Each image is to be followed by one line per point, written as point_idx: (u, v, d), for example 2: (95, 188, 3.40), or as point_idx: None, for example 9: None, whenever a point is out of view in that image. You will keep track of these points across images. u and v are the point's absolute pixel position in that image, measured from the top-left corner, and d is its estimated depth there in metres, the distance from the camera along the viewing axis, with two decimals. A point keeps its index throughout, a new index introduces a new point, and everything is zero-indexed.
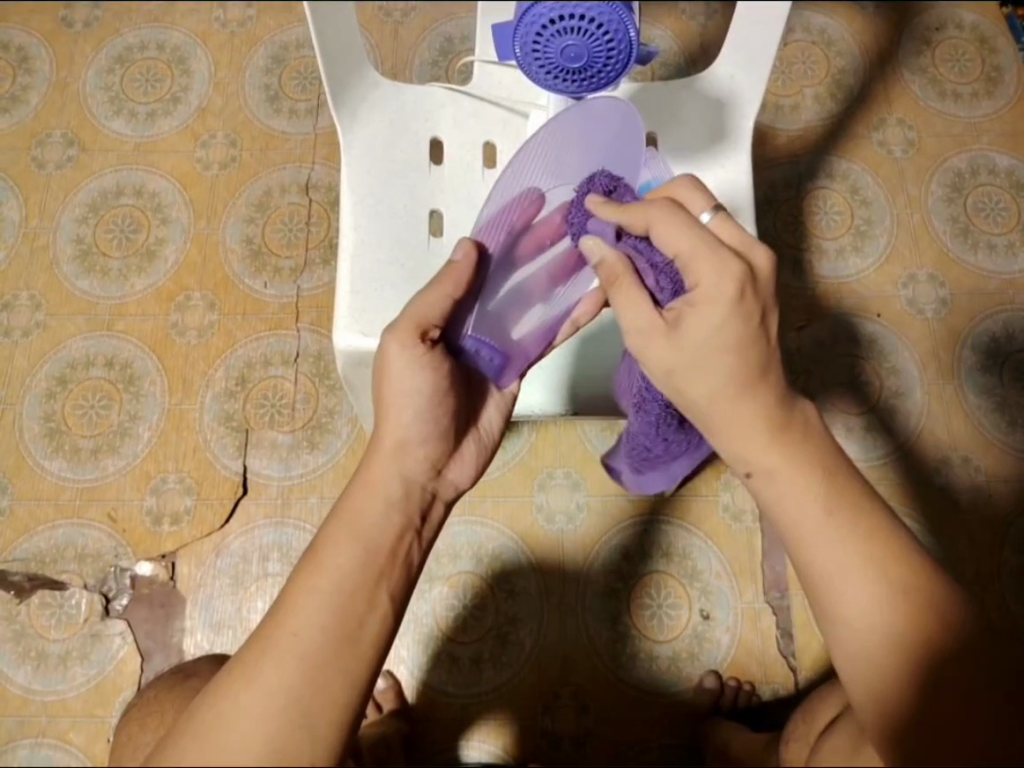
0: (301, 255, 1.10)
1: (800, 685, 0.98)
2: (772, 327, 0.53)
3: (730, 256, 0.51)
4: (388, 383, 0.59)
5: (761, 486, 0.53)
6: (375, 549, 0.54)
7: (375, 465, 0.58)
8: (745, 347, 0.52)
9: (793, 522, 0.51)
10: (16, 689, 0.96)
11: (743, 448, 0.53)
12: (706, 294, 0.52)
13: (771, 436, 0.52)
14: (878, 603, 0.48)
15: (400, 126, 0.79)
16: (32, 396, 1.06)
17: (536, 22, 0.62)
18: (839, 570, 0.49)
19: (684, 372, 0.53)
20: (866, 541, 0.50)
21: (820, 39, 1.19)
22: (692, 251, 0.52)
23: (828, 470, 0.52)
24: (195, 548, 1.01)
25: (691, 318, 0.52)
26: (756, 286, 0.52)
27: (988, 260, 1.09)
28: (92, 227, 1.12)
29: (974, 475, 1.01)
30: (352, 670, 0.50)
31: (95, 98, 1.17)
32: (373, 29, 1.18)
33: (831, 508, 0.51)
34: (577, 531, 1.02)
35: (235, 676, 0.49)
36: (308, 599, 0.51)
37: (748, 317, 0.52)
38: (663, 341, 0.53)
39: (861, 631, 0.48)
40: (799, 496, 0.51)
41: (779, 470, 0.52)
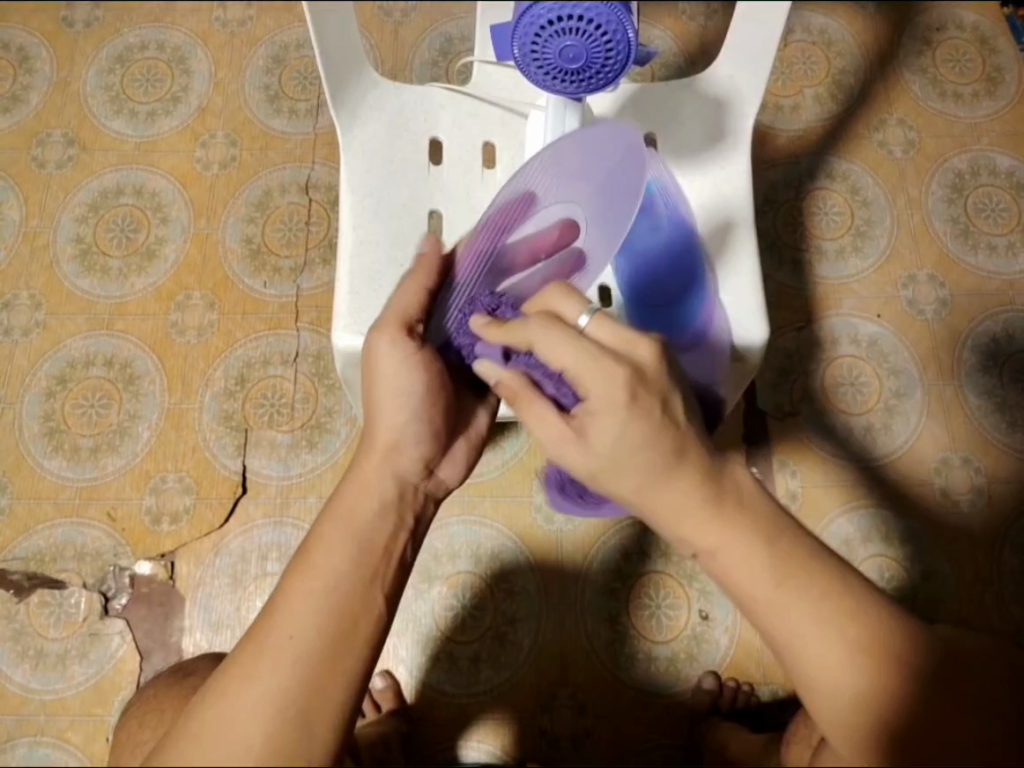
0: (301, 255, 1.10)
1: (799, 686, 0.98)
2: (676, 411, 0.52)
3: (615, 364, 0.51)
4: (379, 379, 0.59)
5: (710, 563, 0.52)
6: (368, 549, 0.54)
7: (368, 464, 0.58)
8: (656, 435, 0.51)
9: (749, 593, 0.50)
10: (15, 687, 0.96)
11: (682, 525, 0.51)
12: (599, 403, 0.51)
13: (707, 506, 0.51)
14: (845, 665, 0.48)
15: (400, 126, 0.79)
16: (31, 395, 1.06)
17: (534, 23, 0.62)
18: (801, 637, 0.49)
19: (607, 475, 0.52)
20: (820, 603, 0.49)
21: (821, 39, 1.18)
22: (576, 366, 0.52)
23: (769, 535, 0.50)
24: (195, 547, 1.01)
25: (596, 426, 0.51)
26: (646, 383, 0.51)
27: (989, 261, 1.09)
28: (92, 226, 1.12)
29: (974, 476, 1.01)
30: (348, 670, 0.50)
31: (95, 98, 1.17)
32: (373, 29, 1.18)
33: (783, 577, 0.49)
34: (576, 531, 1.02)
35: (229, 678, 0.49)
36: (303, 601, 0.50)
37: (645, 414, 0.51)
38: (574, 447, 0.53)
39: (827, 692, 0.48)
40: (751, 571, 0.50)
41: (720, 546, 0.51)
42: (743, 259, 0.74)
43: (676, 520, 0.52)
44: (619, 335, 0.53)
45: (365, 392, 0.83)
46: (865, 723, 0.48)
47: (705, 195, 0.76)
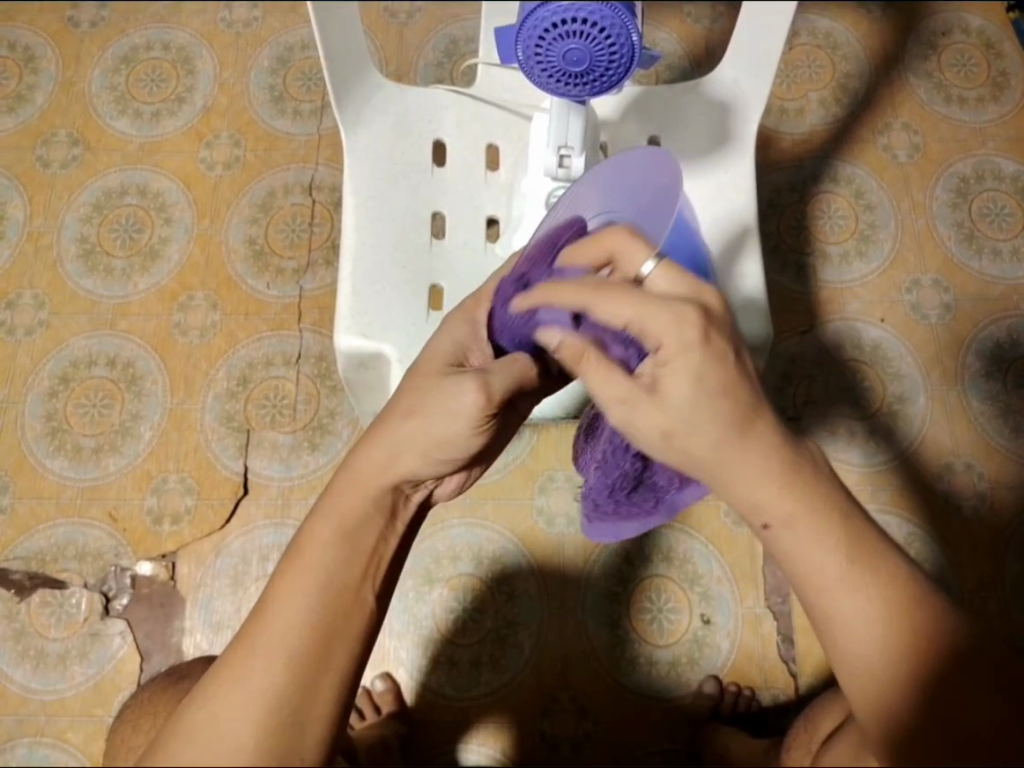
0: (304, 256, 1.10)
1: (800, 692, 0.98)
2: (747, 362, 0.49)
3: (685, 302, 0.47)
4: (425, 424, 0.55)
5: (781, 538, 0.48)
6: (358, 547, 0.53)
7: (363, 467, 0.55)
8: (730, 384, 0.47)
9: (812, 571, 0.47)
10: (15, 687, 0.96)
11: (750, 496, 0.48)
12: (670, 347, 0.47)
13: (782, 480, 0.47)
14: (888, 652, 0.46)
15: (404, 128, 0.80)
16: (34, 395, 1.06)
17: (539, 25, 0.62)
18: (862, 622, 0.46)
19: (683, 430, 0.47)
20: (887, 590, 0.46)
21: (826, 42, 1.18)
22: (636, 314, 0.48)
23: (844, 512, 0.48)
24: (196, 548, 1.01)
25: (669, 377, 0.47)
26: (717, 327, 0.48)
27: (993, 266, 1.09)
28: (96, 226, 1.12)
29: (977, 481, 1.00)
30: (341, 664, 0.49)
31: (100, 98, 1.17)
32: (378, 31, 1.18)
33: (854, 558, 0.47)
34: (578, 534, 1.02)
35: (222, 677, 0.48)
36: (295, 596, 0.50)
37: (720, 359, 0.47)
38: (648, 405, 0.48)
39: (875, 677, 0.46)
40: (818, 548, 0.47)
41: (797, 517, 0.47)
42: (751, 260, 0.74)
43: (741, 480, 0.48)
44: (684, 283, 0.50)
45: (367, 395, 0.83)
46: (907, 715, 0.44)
47: (711, 198, 0.76)
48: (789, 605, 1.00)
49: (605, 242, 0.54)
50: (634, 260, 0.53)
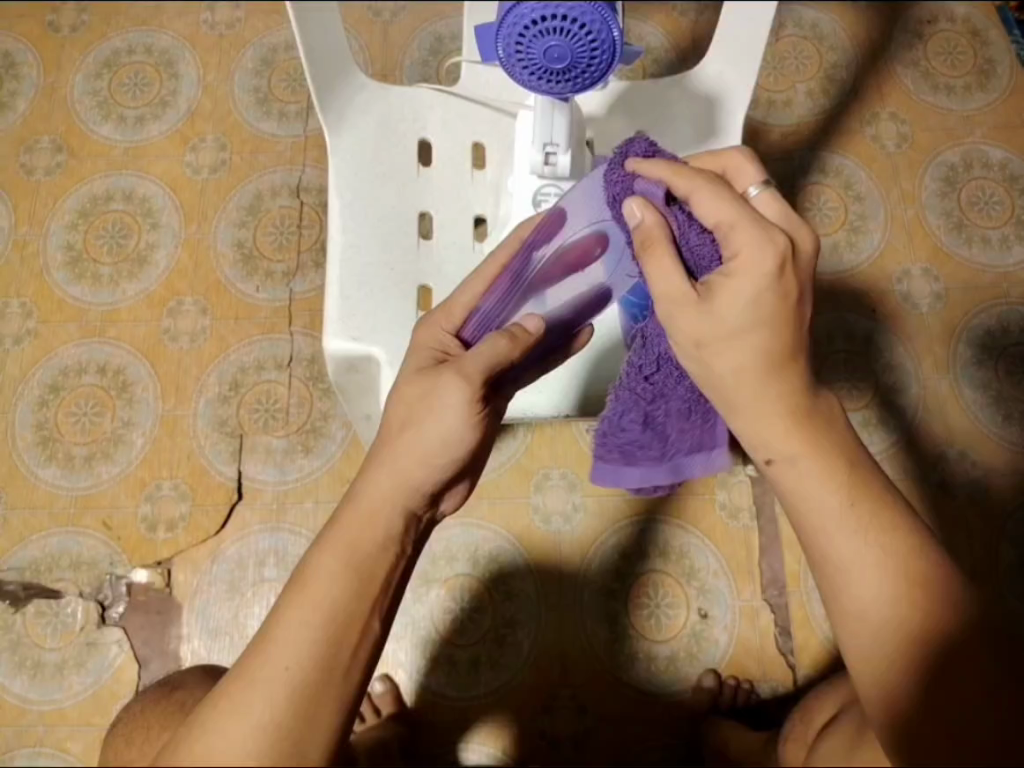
0: (293, 258, 1.09)
1: (799, 683, 0.98)
2: (806, 309, 0.52)
3: (776, 231, 0.50)
4: (426, 428, 0.56)
5: (782, 474, 0.52)
6: (368, 577, 0.52)
7: (372, 491, 0.55)
8: (780, 323, 0.50)
9: (814, 510, 0.50)
10: (13, 698, 0.95)
11: (762, 434, 0.52)
12: (747, 265, 0.50)
13: (788, 424, 0.51)
14: (892, 599, 0.47)
15: (389, 127, 0.79)
16: (24, 404, 1.05)
17: (519, 22, 0.61)
18: (855, 561, 0.49)
19: (715, 344, 0.51)
20: (885, 532, 0.49)
21: (812, 33, 1.18)
22: (734, 222, 0.50)
23: (852, 462, 0.51)
24: (191, 555, 1.00)
25: (727, 291, 0.50)
26: (796, 263, 0.51)
27: (982, 253, 1.09)
28: (82, 232, 1.11)
29: (971, 469, 1.01)
30: (342, 695, 0.49)
31: (83, 103, 1.16)
32: (362, 29, 1.18)
33: (855, 498, 0.50)
34: (574, 532, 1.02)
35: (219, 710, 0.47)
36: (300, 630, 0.49)
37: (784, 293, 0.50)
38: (693, 311, 0.51)
39: (867, 618, 0.48)
40: (820, 488, 0.50)
41: (803, 455, 0.51)
42: None
43: (753, 422, 0.52)
44: (785, 217, 0.53)
45: (359, 399, 0.83)
46: (881, 657, 0.47)
47: None
48: (786, 597, 1.00)
49: (720, 157, 0.57)
50: (744, 179, 0.56)
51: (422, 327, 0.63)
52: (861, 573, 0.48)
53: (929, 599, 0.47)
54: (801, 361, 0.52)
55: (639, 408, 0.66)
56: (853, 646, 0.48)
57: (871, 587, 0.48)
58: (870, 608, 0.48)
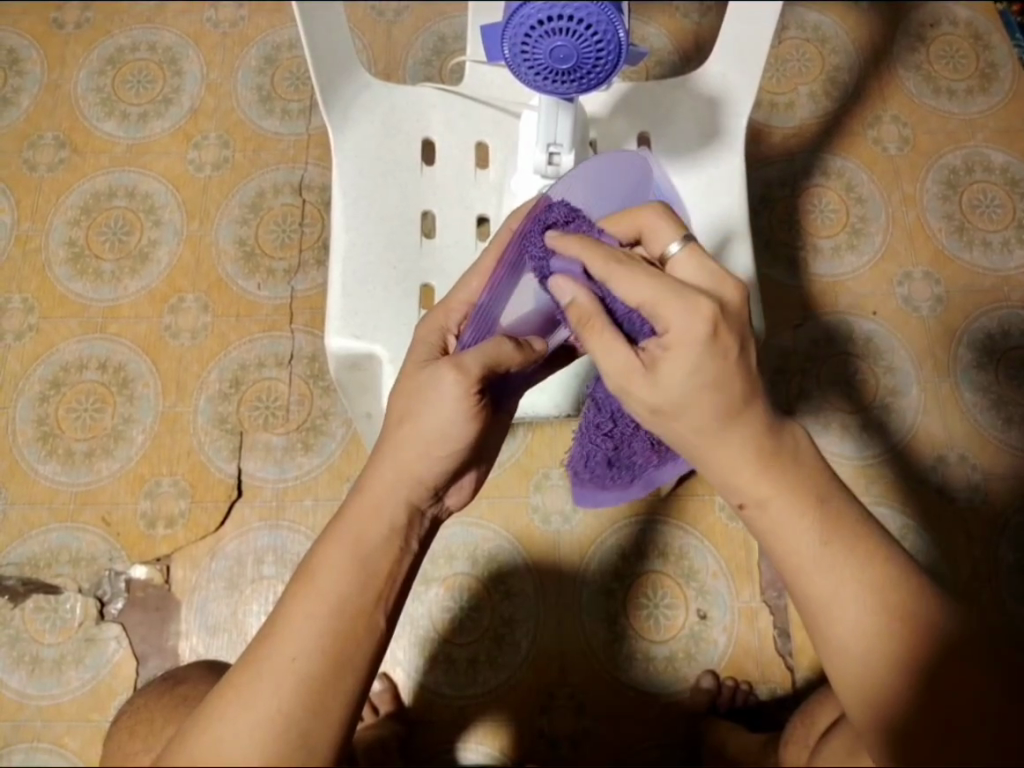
0: (294, 256, 1.10)
1: (798, 685, 0.98)
2: (752, 358, 0.50)
3: (699, 295, 0.48)
4: (423, 422, 0.56)
5: (756, 518, 0.50)
6: (372, 573, 0.52)
7: (376, 486, 0.55)
8: (727, 380, 0.48)
9: (788, 549, 0.49)
10: (11, 693, 0.95)
11: (727, 473, 0.50)
12: (678, 338, 0.48)
13: (760, 462, 0.49)
14: (877, 634, 0.46)
15: (392, 126, 0.80)
16: (24, 399, 1.05)
17: (525, 22, 0.61)
18: (835, 600, 0.47)
19: (671, 410, 0.49)
20: (860, 571, 0.47)
21: (815, 36, 1.18)
22: (655, 300, 0.49)
23: (822, 497, 0.49)
24: (190, 551, 1.00)
25: (666, 364, 0.48)
26: (727, 321, 0.49)
27: (983, 257, 1.09)
28: (84, 229, 1.11)
29: (971, 472, 1.01)
30: (348, 687, 0.49)
31: (87, 100, 1.16)
32: (366, 29, 1.18)
33: (829, 536, 0.48)
34: (573, 532, 1.02)
35: (225, 701, 0.48)
36: (305, 622, 0.49)
37: (723, 356, 0.48)
38: (643, 383, 0.49)
39: (854, 658, 0.46)
40: (795, 528, 0.49)
41: (773, 499, 0.49)
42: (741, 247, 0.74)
43: (721, 468, 0.50)
44: (708, 274, 0.52)
45: (359, 397, 0.83)
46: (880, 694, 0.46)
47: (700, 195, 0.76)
48: (785, 598, 1.00)
49: (637, 216, 0.56)
50: (661, 238, 0.55)
51: (422, 324, 0.63)
52: (844, 613, 0.47)
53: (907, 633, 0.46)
54: (759, 401, 0.49)
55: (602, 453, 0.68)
56: (846, 682, 0.47)
57: (856, 633, 0.46)
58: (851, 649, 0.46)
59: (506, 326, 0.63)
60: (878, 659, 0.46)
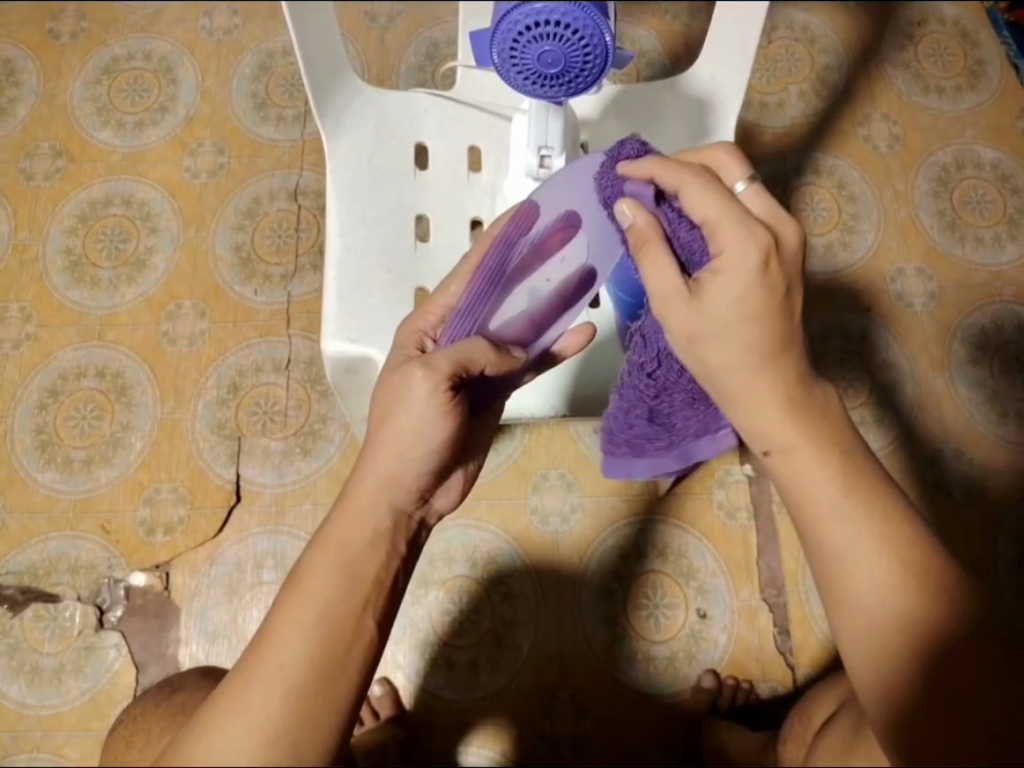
0: (291, 261, 1.10)
1: (798, 683, 0.98)
2: (797, 301, 0.51)
3: (757, 224, 0.50)
4: (398, 422, 0.56)
5: (780, 464, 0.52)
6: (360, 578, 0.53)
7: (361, 489, 0.56)
8: (768, 314, 0.50)
9: (810, 496, 0.51)
10: (11, 703, 0.95)
11: (761, 422, 0.52)
12: (730, 261, 0.50)
13: (788, 408, 0.51)
14: (893, 588, 0.47)
15: (386, 132, 0.80)
16: (23, 408, 1.05)
17: (512, 29, 0.62)
18: (851, 551, 0.49)
19: (709, 339, 0.51)
20: (877, 524, 0.49)
21: (804, 37, 1.19)
22: (718, 218, 0.51)
23: (842, 448, 0.51)
24: (189, 557, 1.00)
25: (715, 288, 0.50)
26: (781, 258, 0.50)
27: (976, 253, 1.09)
28: (81, 238, 1.12)
29: (968, 468, 1.01)
30: (339, 695, 0.49)
31: (83, 109, 1.17)
32: (359, 35, 1.19)
33: (847, 488, 0.50)
34: (572, 532, 1.02)
35: (218, 711, 0.48)
36: (293, 629, 0.49)
37: (770, 289, 0.50)
38: (686, 307, 0.51)
39: (869, 613, 0.47)
40: (817, 474, 0.50)
41: (799, 443, 0.51)
42: None
43: (751, 408, 0.52)
44: (770, 210, 0.53)
45: (356, 399, 0.83)
46: (895, 656, 0.46)
47: None
48: (784, 595, 1.01)
49: (704, 154, 0.56)
50: (729, 176, 0.55)
51: (404, 327, 0.65)
52: (859, 567, 0.48)
53: (920, 590, 0.47)
54: (793, 350, 0.51)
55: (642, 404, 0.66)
56: (856, 654, 0.48)
57: (870, 592, 0.47)
58: (867, 611, 0.47)
59: (492, 328, 0.64)
60: (890, 624, 0.47)
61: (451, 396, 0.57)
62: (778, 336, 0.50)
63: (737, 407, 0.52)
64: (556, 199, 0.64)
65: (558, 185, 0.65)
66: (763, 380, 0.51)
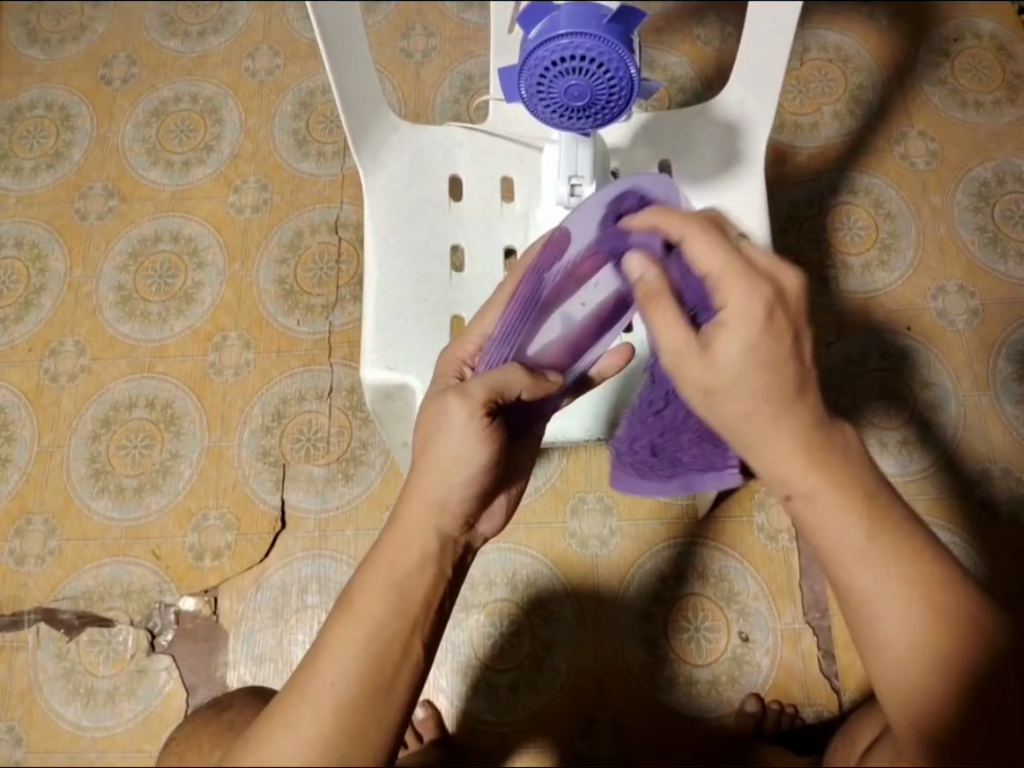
0: (332, 292, 1.13)
1: (845, 708, 0.96)
2: (804, 349, 0.52)
3: (758, 278, 0.51)
4: (439, 447, 0.57)
5: (801, 509, 0.52)
6: (408, 601, 0.54)
7: (410, 512, 0.57)
8: (778, 364, 0.51)
9: (833, 542, 0.51)
10: (67, 725, 0.98)
11: (778, 468, 0.52)
12: (736, 317, 0.51)
13: (807, 458, 0.51)
14: (920, 628, 0.49)
15: (421, 166, 0.82)
16: (79, 438, 1.09)
17: (539, 64, 0.64)
18: (880, 593, 0.50)
19: (723, 390, 0.52)
20: (905, 565, 0.50)
21: (836, 57, 1.19)
22: (723, 275, 0.52)
23: (869, 492, 0.51)
24: (236, 582, 1.03)
25: (723, 342, 0.51)
26: (785, 308, 0.52)
27: (1019, 268, 1.07)
28: (132, 274, 1.16)
29: (1016, 487, 0.99)
30: (387, 715, 0.51)
31: (133, 150, 1.22)
32: (395, 71, 1.22)
33: (873, 530, 0.51)
34: (611, 555, 1.02)
35: (272, 726, 0.50)
36: (344, 646, 0.51)
37: (779, 338, 0.51)
38: (697, 361, 0.52)
39: (899, 655, 0.49)
40: (840, 522, 0.51)
41: (820, 490, 0.51)
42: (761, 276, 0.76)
43: (767, 453, 0.52)
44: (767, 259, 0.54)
45: (396, 426, 0.85)
46: (927, 692, 0.49)
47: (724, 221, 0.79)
48: (829, 619, 0.99)
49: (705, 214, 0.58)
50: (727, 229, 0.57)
51: (444, 354, 0.66)
52: (888, 610, 0.50)
53: (947, 628, 0.49)
54: (809, 394, 0.52)
55: (649, 436, 0.74)
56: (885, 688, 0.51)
57: (901, 634, 0.49)
58: (896, 654, 0.50)
59: (529, 353, 0.66)
60: (921, 663, 0.49)
61: (488, 421, 0.58)
62: (791, 381, 0.51)
63: (755, 451, 0.53)
64: (589, 223, 0.65)
65: (591, 209, 0.65)
66: (784, 425, 0.51)
